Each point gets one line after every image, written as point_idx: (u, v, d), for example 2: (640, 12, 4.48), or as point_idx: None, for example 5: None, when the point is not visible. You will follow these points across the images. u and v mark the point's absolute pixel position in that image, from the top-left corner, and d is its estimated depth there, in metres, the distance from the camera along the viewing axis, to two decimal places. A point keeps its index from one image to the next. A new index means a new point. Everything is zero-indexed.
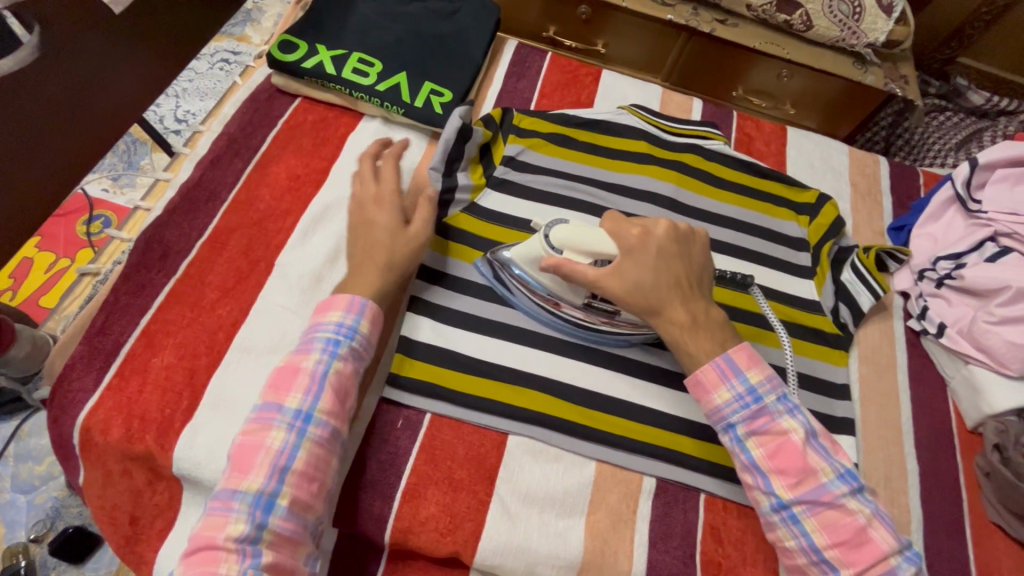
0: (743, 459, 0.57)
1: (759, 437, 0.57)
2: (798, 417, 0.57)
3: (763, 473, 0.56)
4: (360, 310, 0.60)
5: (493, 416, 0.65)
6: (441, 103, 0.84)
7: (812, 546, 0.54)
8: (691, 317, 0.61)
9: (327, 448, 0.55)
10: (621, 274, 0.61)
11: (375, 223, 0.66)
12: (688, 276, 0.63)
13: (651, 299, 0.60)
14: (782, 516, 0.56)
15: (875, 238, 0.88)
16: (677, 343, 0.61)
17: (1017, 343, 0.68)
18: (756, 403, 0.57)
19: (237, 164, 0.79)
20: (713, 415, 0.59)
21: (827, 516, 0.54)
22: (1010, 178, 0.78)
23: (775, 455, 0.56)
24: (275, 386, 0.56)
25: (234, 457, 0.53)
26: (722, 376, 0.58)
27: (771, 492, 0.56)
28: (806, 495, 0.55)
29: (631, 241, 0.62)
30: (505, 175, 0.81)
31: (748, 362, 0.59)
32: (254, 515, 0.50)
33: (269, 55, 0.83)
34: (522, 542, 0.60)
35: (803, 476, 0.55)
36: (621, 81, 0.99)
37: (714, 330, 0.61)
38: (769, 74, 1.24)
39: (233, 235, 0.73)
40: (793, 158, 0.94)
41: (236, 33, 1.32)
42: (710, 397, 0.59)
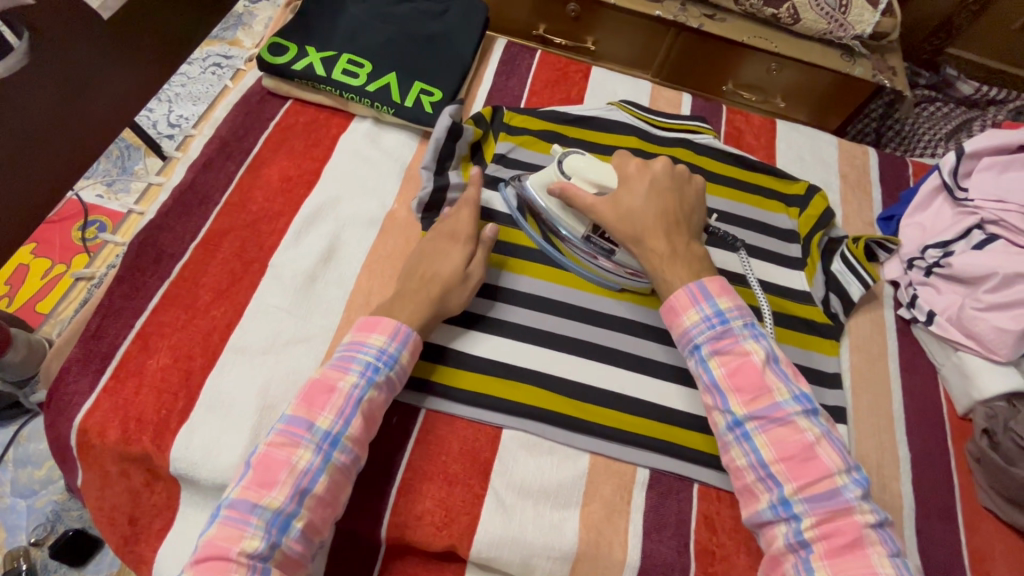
0: (705, 379, 0.61)
1: (721, 357, 0.61)
2: (762, 342, 0.61)
3: (721, 391, 0.60)
4: (404, 340, 0.62)
5: (487, 410, 0.66)
6: (431, 102, 0.84)
7: (760, 462, 0.57)
8: (671, 247, 0.67)
9: (345, 475, 0.57)
10: (615, 201, 0.69)
11: (445, 261, 0.68)
12: (677, 212, 0.70)
13: (637, 225, 0.68)
14: (735, 433, 0.59)
15: (865, 229, 0.89)
16: (654, 269, 0.67)
17: (1005, 328, 0.69)
18: (721, 324, 0.62)
19: (229, 166, 0.79)
20: (682, 337, 0.63)
21: (777, 433, 0.57)
22: (997, 166, 0.79)
23: (735, 373, 0.60)
24: (308, 402, 0.57)
25: (257, 467, 0.54)
26: (692, 299, 0.63)
27: (727, 409, 0.59)
28: (759, 411, 0.58)
29: (628, 174, 0.71)
30: (496, 172, 0.82)
31: (718, 290, 0.64)
32: (269, 533, 0.51)
33: (259, 57, 0.84)
34: (518, 534, 0.60)
35: (758, 393, 0.58)
36: (610, 78, 0.99)
37: (692, 263, 0.67)
38: (759, 68, 1.25)
39: (227, 237, 0.74)
40: (782, 150, 0.95)
41: (227, 37, 1.32)
42: (680, 319, 0.64)
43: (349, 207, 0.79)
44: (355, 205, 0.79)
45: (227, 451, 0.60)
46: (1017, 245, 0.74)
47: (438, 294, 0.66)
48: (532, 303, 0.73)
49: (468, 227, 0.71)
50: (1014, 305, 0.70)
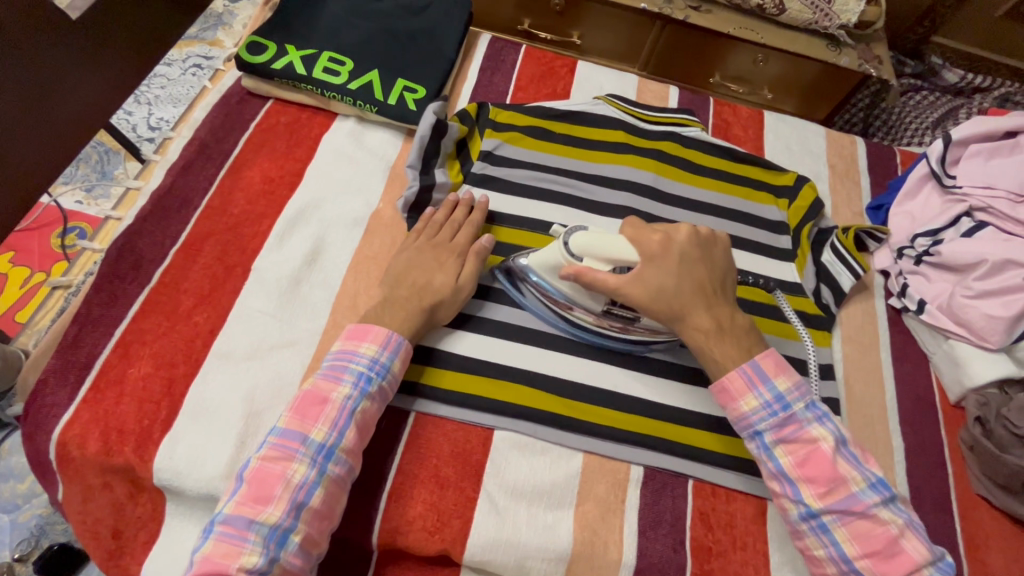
0: (771, 468, 0.58)
1: (787, 445, 0.58)
2: (828, 425, 0.58)
3: (791, 481, 0.57)
4: (395, 348, 0.61)
5: (478, 411, 0.65)
6: (415, 99, 0.83)
7: (842, 556, 0.55)
8: (717, 324, 0.62)
9: (340, 486, 0.56)
10: (646, 282, 0.61)
11: (437, 271, 0.67)
12: (710, 282, 0.64)
13: (675, 306, 0.61)
14: (811, 524, 0.56)
15: (854, 219, 0.89)
16: (704, 352, 0.62)
17: (995, 315, 0.69)
18: (784, 411, 0.58)
19: (209, 169, 0.78)
20: (741, 423, 0.60)
21: (858, 525, 0.55)
22: (983, 153, 0.79)
23: (804, 464, 0.57)
24: (301, 415, 0.56)
25: (251, 482, 0.52)
26: (750, 383, 0.60)
27: (799, 500, 0.57)
28: (835, 504, 0.55)
29: (653, 247, 0.62)
30: (483, 170, 0.81)
31: (775, 369, 0.60)
32: (268, 549, 0.50)
33: (237, 56, 0.82)
34: (511, 536, 0.59)
35: (833, 485, 0.56)
36: (596, 72, 0.98)
37: (741, 337, 0.62)
38: (745, 59, 1.24)
39: (208, 241, 0.72)
40: (770, 142, 0.94)
41: (207, 38, 1.29)
42: (737, 404, 0.60)
43: (334, 208, 0.77)
44: (339, 206, 0.78)
45: (212, 460, 0.59)
46: (1005, 233, 0.74)
47: (430, 305, 0.65)
48: (521, 302, 0.72)
49: (464, 241, 0.71)
50: (1004, 292, 0.70)
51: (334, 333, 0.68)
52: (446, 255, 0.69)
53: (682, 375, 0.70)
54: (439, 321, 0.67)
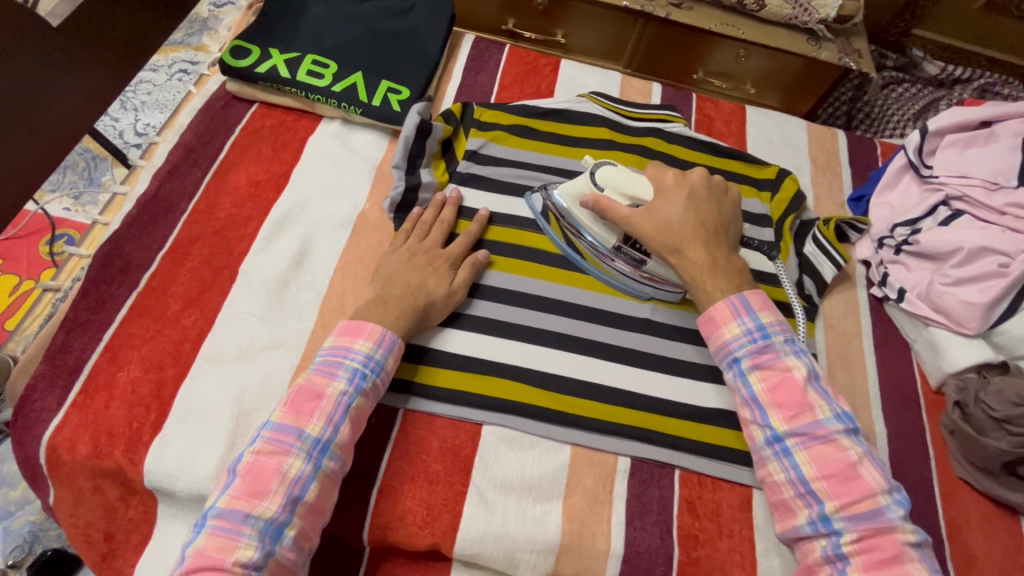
0: (744, 393, 0.62)
1: (762, 371, 0.62)
2: (802, 358, 0.62)
3: (761, 406, 0.60)
4: (390, 345, 0.62)
5: (466, 407, 0.66)
6: (399, 100, 0.84)
7: (801, 478, 0.57)
8: (711, 258, 0.68)
9: (333, 482, 0.56)
10: (654, 214, 0.70)
11: (430, 275, 0.68)
12: (714, 225, 0.71)
13: (675, 238, 0.69)
14: (774, 448, 0.59)
15: (836, 210, 0.90)
16: (694, 281, 0.68)
17: (972, 302, 0.70)
18: (762, 338, 0.63)
19: (195, 173, 0.78)
20: (721, 350, 0.64)
21: (819, 451, 0.57)
22: (959, 143, 0.81)
23: (775, 389, 0.60)
24: (295, 410, 0.57)
25: (246, 476, 0.53)
26: (734, 312, 0.64)
27: (767, 424, 0.60)
28: (800, 428, 0.58)
29: (665, 186, 0.72)
30: (469, 169, 0.82)
31: (760, 304, 0.65)
32: (263, 543, 0.50)
33: (221, 61, 0.83)
34: (501, 530, 0.60)
35: (799, 409, 0.59)
36: (580, 70, 0.99)
37: (731, 273, 0.68)
38: (728, 55, 1.25)
39: (195, 245, 0.72)
40: (753, 136, 0.96)
41: (193, 43, 1.29)
42: (720, 331, 0.65)
43: (321, 210, 0.78)
44: (326, 207, 0.78)
45: (202, 461, 0.59)
46: (981, 220, 0.76)
47: (422, 307, 0.66)
48: (510, 298, 0.73)
49: (458, 250, 0.72)
50: (981, 279, 0.71)
51: (322, 333, 0.69)
52: (441, 259, 0.70)
53: (667, 367, 0.71)
54: (428, 324, 0.68)
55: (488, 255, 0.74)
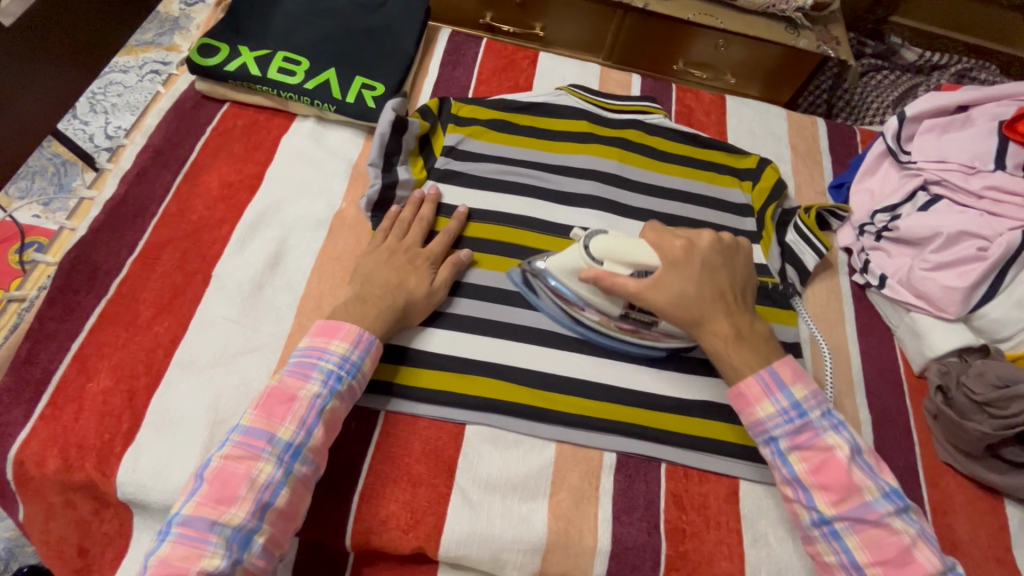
0: (785, 473, 0.58)
1: (802, 452, 0.58)
2: (844, 434, 0.58)
3: (805, 488, 0.57)
4: (366, 347, 0.61)
5: (448, 407, 0.65)
6: (373, 96, 0.82)
7: (853, 563, 0.54)
8: (736, 330, 0.62)
9: (306, 486, 0.55)
10: (666, 287, 0.62)
11: (410, 274, 0.67)
12: (732, 289, 0.64)
13: (695, 311, 0.61)
14: (823, 531, 0.56)
15: (818, 198, 0.90)
16: (721, 358, 0.61)
17: (953, 286, 0.70)
18: (799, 417, 0.58)
19: (165, 176, 0.76)
20: (756, 428, 0.59)
21: (870, 534, 0.54)
22: (937, 128, 0.81)
23: (819, 471, 0.57)
24: (267, 413, 0.55)
25: (213, 481, 0.51)
26: (767, 389, 0.59)
27: (812, 507, 0.56)
28: (849, 512, 0.55)
29: (675, 250, 0.63)
30: (447, 165, 0.81)
31: (793, 376, 0.60)
32: (230, 551, 0.49)
33: (188, 59, 0.81)
34: (486, 530, 0.59)
35: (847, 493, 0.55)
36: (558, 63, 0.98)
37: (759, 345, 0.62)
38: (707, 45, 1.25)
39: (165, 249, 0.71)
40: (733, 125, 0.95)
41: (164, 43, 1.26)
42: (753, 409, 0.59)
43: (295, 210, 0.76)
44: (300, 208, 0.76)
45: (177, 471, 0.58)
46: (959, 204, 0.76)
47: (402, 307, 0.65)
48: (490, 296, 0.72)
49: (438, 248, 0.71)
50: (960, 263, 0.71)
51: (300, 336, 0.67)
52: (422, 259, 0.69)
53: (651, 361, 0.70)
54: (410, 323, 0.67)
55: (471, 255, 0.73)
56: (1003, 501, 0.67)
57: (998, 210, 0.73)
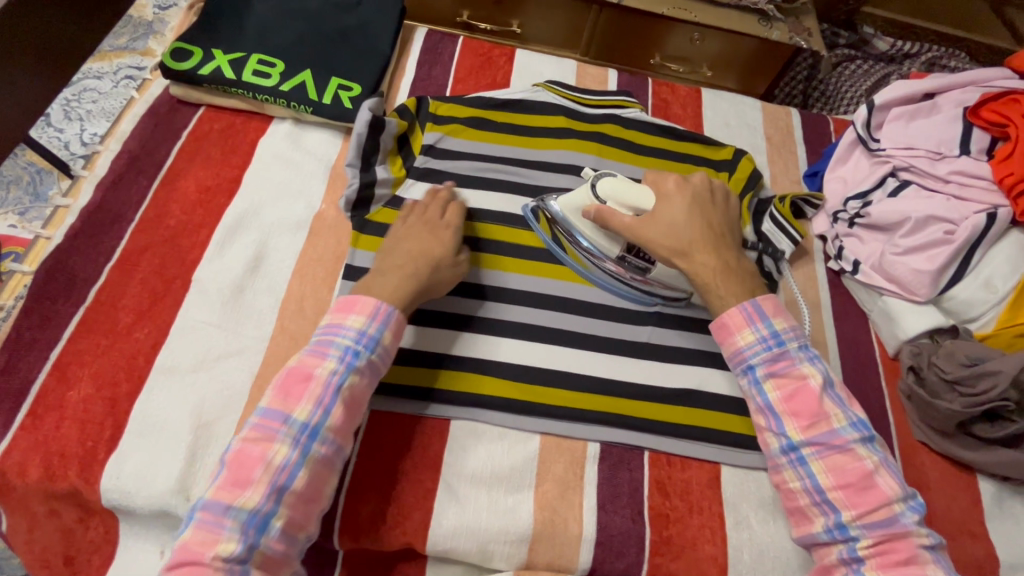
0: (759, 401, 0.62)
1: (777, 380, 0.61)
2: (817, 365, 0.62)
3: (776, 414, 0.60)
4: (384, 319, 0.61)
5: (429, 403, 0.66)
6: (350, 97, 0.82)
7: (817, 487, 0.57)
8: (722, 263, 0.67)
9: (328, 467, 0.56)
10: (658, 220, 0.68)
11: (433, 242, 0.68)
12: (720, 226, 0.70)
13: (683, 242, 0.67)
14: (790, 457, 0.59)
15: (793, 187, 0.91)
16: (707, 287, 0.66)
17: (922, 269, 0.72)
18: (777, 346, 0.62)
19: (142, 181, 0.76)
20: (734, 357, 0.64)
21: (835, 459, 0.57)
22: (905, 116, 0.82)
23: (791, 398, 0.60)
24: (284, 393, 0.56)
25: (231, 464, 0.53)
26: (747, 319, 0.64)
27: (782, 433, 0.60)
28: (816, 437, 0.58)
29: (668, 189, 0.70)
30: (426, 164, 0.81)
31: (773, 310, 0.64)
32: (247, 535, 0.50)
33: (162, 64, 0.80)
34: (473, 523, 0.60)
35: (815, 419, 0.59)
36: (535, 59, 0.99)
37: (744, 277, 0.67)
38: (682, 38, 1.26)
39: (144, 255, 0.70)
40: (709, 118, 0.97)
41: (138, 47, 1.24)
42: (733, 339, 0.64)
43: (274, 212, 0.76)
44: (280, 210, 0.76)
45: (161, 477, 0.58)
46: (927, 189, 0.78)
47: (429, 272, 0.66)
48: (473, 292, 0.72)
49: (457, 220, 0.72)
50: (929, 247, 0.73)
51: (282, 338, 0.67)
52: (444, 231, 0.70)
53: (630, 351, 0.71)
54: (440, 287, 0.67)
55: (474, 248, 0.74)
56: (976, 477, 0.69)
57: (965, 194, 0.75)
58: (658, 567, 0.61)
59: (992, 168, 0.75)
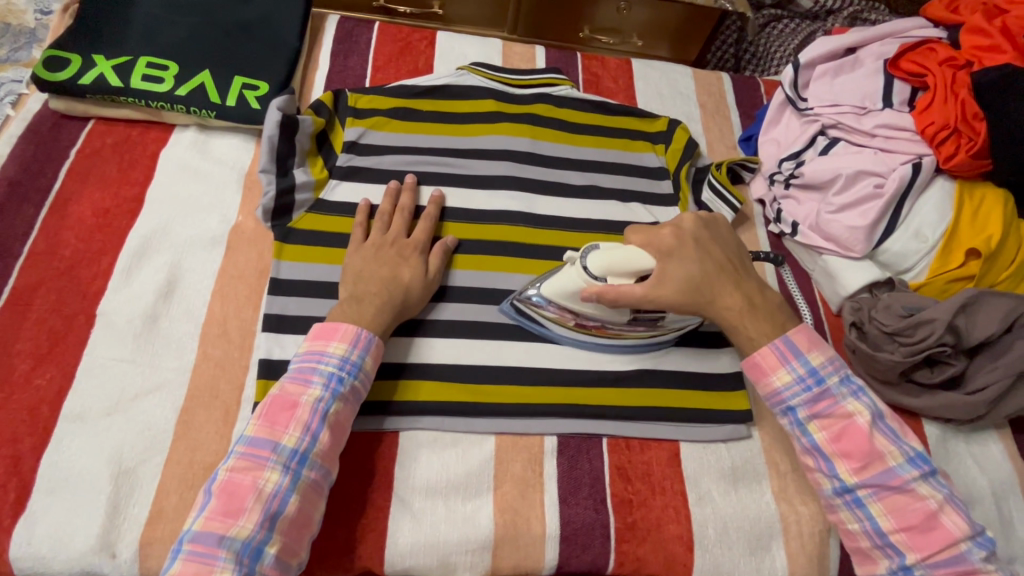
0: (805, 443, 0.59)
1: (821, 420, 0.58)
2: (863, 399, 0.58)
3: (826, 456, 0.57)
4: (366, 345, 0.58)
5: (376, 417, 0.62)
6: (256, 96, 0.76)
7: (877, 530, 0.55)
8: (747, 301, 0.62)
9: (318, 492, 0.53)
10: (672, 278, 0.61)
11: (402, 266, 0.65)
12: (732, 263, 0.64)
13: (704, 293, 0.62)
14: (845, 499, 0.57)
15: (729, 153, 0.91)
16: (739, 332, 0.62)
17: (856, 226, 0.72)
18: (817, 385, 0.58)
19: (27, 211, 0.68)
20: (773, 398, 0.60)
21: (894, 500, 0.54)
22: (829, 72, 0.83)
23: (840, 438, 0.57)
24: (270, 421, 0.53)
25: (220, 494, 0.49)
26: (781, 358, 0.60)
27: (834, 475, 0.57)
28: (872, 478, 0.55)
29: (667, 242, 0.63)
30: (349, 162, 0.76)
31: (808, 343, 0.60)
32: (241, 564, 0.47)
33: (35, 76, 0.72)
34: (431, 536, 0.58)
35: (869, 460, 0.55)
36: (456, 40, 0.94)
37: (774, 311, 0.62)
38: (610, 7, 1.25)
39: (37, 292, 0.63)
40: (641, 89, 0.95)
41: (21, 60, 1.00)
42: (770, 378, 0.60)
43: (185, 230, 0.70)
44: (190, 226, 0.70)
45: (80, 535, 0.53)
46: (856, 144, 0.78)
47: (398, 300, 0.63)
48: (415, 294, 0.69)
49: (424, 237, 0.69)
50: (861, 203, 0.74)
51: (206, 367, 0.62)
52: (410, 248, 0.67)
53: (581, 337, 0.69)
54: (409, 307, 0.64)
55: (456, 240, 0.72)
56: (922, 421, 0.71)
57: (891, 146, 0.76)
58: (625, 554, 0.60)
59: (914, 119, 0.76)
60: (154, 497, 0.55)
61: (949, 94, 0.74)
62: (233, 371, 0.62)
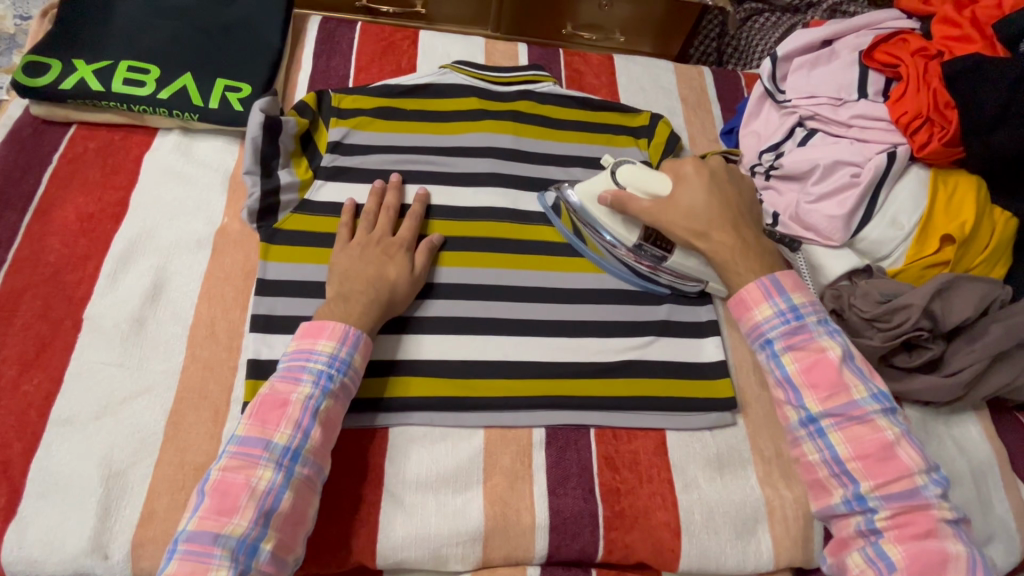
0: (777, 374, 0.60)
1: (795, 351, 0.60)
2: (836, 337, 0.60)
3: (795, 387, 0.59)
4: (354, 342, 0.59)
5: (365, 414, 0.63)
6: (239, 98, 0.76)
7: (835, 459, 0.56)
8: (741, 241, 0.66)
9: (312, 488, 0.53)
10: (678, 202, 0.68)
11: (388, 265, 0.66)
12: (739, 207, 0.69)
13: (701, 223, 0.67)
14: (808, 430, 0.58)
15: (711, 146, 0.92)
16: (724, 265, 0.66)
17: (835, 215, 0.74)
18: (795, 319, 0.61)
19: (10, 217, 0.68)
20: (752, 331, 0.62)
21: (854, 432, 0.56)
22: (806, 65, 0.84)
23: (810, 369, 0.59)
24: (261, 420, 0.53)
25: (214, 494, 0.50)
26: (765, 293, 0.62)
27: (801, 406, 0.59)
28: (836, 409, 0.57)
29: (685, 173, 0.70)
30: (334, 162, 0.76)
31: (793, 284, 0.63)
32: (237, 562, 0.47)
33: (14, 82, 0.72)
34: (422, 529, 0.59)
35: (835, 390, 0.57)
36: (439, 39, 0.95)
37: (764, 256, 0.65)
38: (592, 4, 1.26)
39: (22, 299, 0.63)
40: (623, 84, 0.96)
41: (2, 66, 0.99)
42: (752, 313, 0.63)
43: (170, 233, 0.70)
44: (175, 229, 0.70)
45: (72, 537, 0.53)
46: (833, 135, 0.80)
47: (386, 298, 0.64)
48: None
49: (410, 234, 0.70)
50: (839, 192, 0.75)
51: (195, 368, 0.62)
52: (396, 247, 0.68)
53: (568, 330, 0.70)
54: (393, 306, 0.65)
55: (442, 236, 0.72)
56: (902, 405, 0.72)
57: (867, 136, 0.77)
58: (614, 542, 0.61)
59: (889, 109, 0.77)
60: (145, 499, 0.56)
61: (922, 83, 0.75)
62: (222, 372, 0.63)
